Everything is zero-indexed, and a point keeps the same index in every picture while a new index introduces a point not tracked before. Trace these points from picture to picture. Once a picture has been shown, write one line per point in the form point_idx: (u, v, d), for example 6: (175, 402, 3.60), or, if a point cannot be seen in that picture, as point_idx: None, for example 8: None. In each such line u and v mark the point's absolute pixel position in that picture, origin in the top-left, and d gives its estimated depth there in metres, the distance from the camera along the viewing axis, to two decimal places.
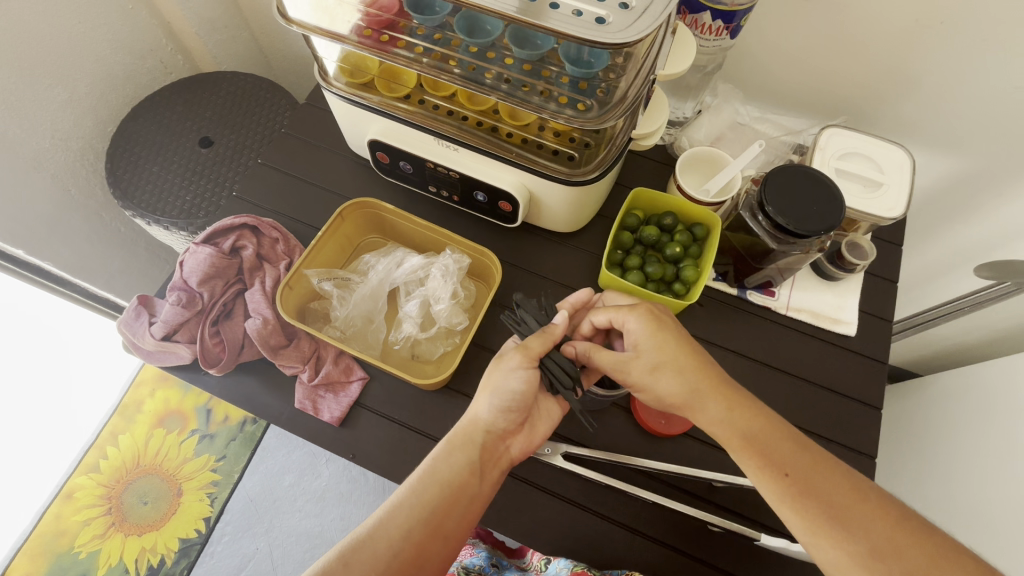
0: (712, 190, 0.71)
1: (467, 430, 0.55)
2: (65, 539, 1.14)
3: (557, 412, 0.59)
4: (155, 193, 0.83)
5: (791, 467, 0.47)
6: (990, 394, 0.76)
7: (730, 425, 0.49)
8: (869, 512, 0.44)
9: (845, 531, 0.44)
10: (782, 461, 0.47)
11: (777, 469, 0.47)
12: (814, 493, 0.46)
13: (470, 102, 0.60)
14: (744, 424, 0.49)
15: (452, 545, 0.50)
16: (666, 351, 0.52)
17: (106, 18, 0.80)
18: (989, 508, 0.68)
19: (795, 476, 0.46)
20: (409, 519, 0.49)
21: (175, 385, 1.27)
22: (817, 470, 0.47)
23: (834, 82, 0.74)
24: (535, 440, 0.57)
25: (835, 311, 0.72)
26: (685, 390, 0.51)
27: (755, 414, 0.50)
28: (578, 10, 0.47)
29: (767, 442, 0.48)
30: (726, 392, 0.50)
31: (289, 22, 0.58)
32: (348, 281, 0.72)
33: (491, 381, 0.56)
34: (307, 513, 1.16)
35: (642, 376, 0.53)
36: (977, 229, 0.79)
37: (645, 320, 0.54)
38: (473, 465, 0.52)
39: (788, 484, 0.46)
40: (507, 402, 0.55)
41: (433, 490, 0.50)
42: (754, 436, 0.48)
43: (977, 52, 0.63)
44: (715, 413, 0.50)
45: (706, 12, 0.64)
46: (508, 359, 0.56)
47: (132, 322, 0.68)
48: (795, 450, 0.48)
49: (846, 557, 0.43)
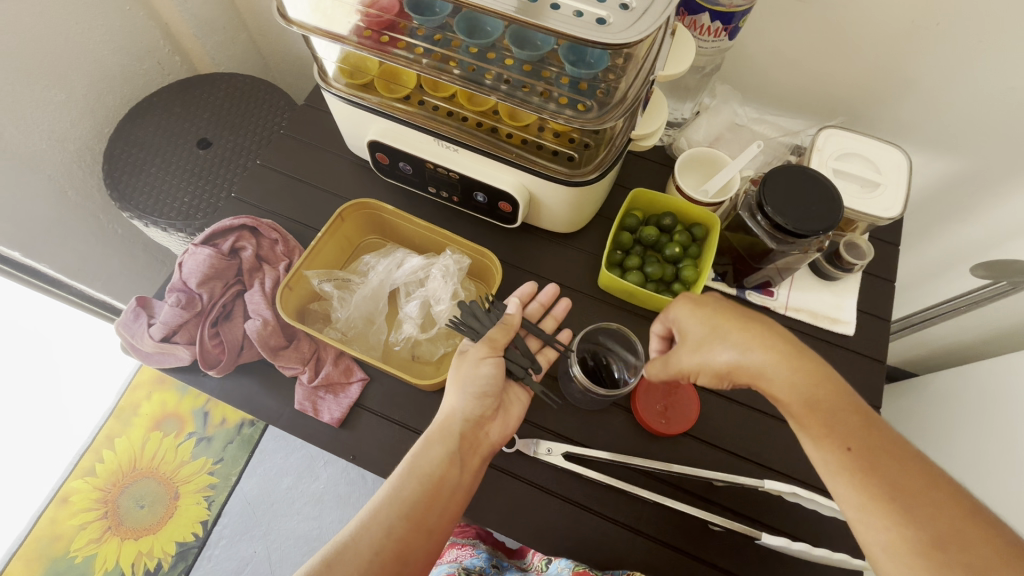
0: (711, 191, 0.71)
1: (443, 423, 0.55)
2: (60, 543, 1.13)
3: (525, 396, 0.60)
4: (152, 194, 0.82)
5: (855, 442, 0.45)
6: (990, 392, 0.76)
7: (792, 389, 0.47)
8: (937, 499, 0.41)
9: (902, 514, 0.41)
10: (845, 435, 0.45)
11: (838, 442, 0.45)
12: (877, 473, 0.43)
13: (469, 103, 0.61)
14: (809, 388, 0.47)
15: (437, 539, 0.50)
16: (708, 320, 0.52)
17: (104, 19, 0.80)
18: (989, 505, 0.69)
19: (858, 451, 0.44)
20: (390, 516, 0.48)
21: (172, 387, 1.26)
22: (885, 451, 0.44)
23: (832, 84, 0.75)
24: (511, 423, 0.58)
25: (835, 310, 0.72)
26: (736, 352, 0.49)
27: (821, 379, 0.47)
28: (578, 11, 0.47)
29: (832, 413, 0.46)
30: (787, 352, 0.48)
31: (289, 23, 0.58)
32: (348, 282, 0.72)
33: (460, 375, 0.57)
34: (305, 515, 1.15)
35: (693, 355, 0.52)
36: (973, 229, 0.79)
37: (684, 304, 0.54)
38: (452, 456, 0.52)
39: (848, 458, 0.44)
40: (480, 389, 0.56)
41: (414, 485, 0.50)
42: (818, 402, 0.46)
43: (972, 53, 0.63)
44: (783, 375, 0.47)
45: (705, 13, 0.65)
46: (472, 353, 0.57)
47: (131, 323, 0.68)
48: (863, 426, 0.45)
49: (895, 539, 0.41)
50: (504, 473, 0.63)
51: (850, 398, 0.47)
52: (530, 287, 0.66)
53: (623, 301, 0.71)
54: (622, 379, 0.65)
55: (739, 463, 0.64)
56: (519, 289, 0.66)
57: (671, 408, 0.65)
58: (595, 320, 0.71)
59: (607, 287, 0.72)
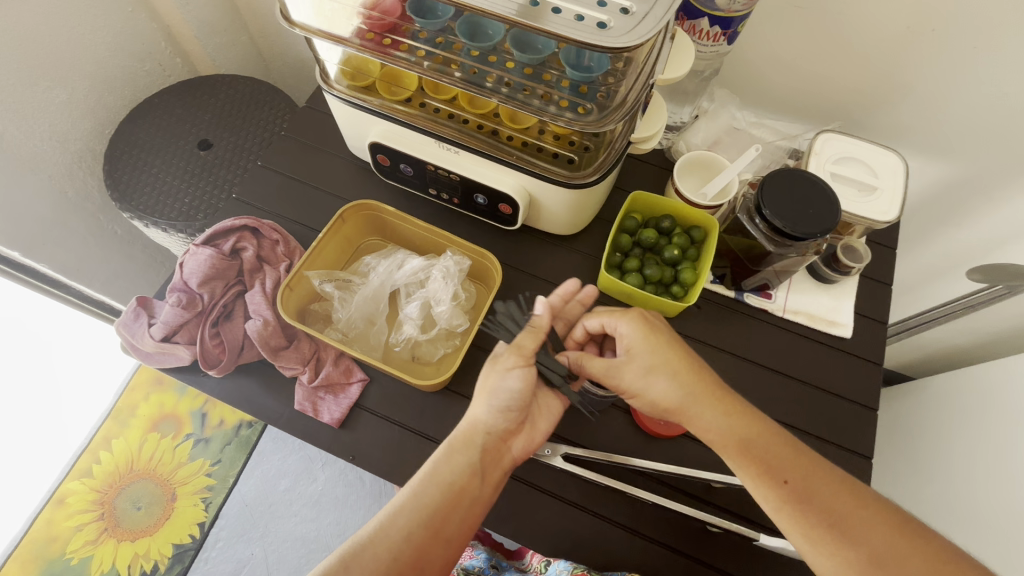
0: (710, 194, 0.72)
1: (467, 432, 0.54)
2: (56, 545, 1.12)
3: (557, 408, 0.60)
4: (152, 195, 0.83)
5: (790, 475, 0.47)
6: (984, 396, 0.77)
7: (727, 431, 0.49)
8: (867, 519, 0.44)
9: (844, 538, 0.44)
10: (780, 469, 0.47)
11: (776, 476, 0.47)
12: (813, 503, 0.45)
13: (470, 105, 0.61)
14: (743, 429, 0.49)
15: (454, 548, 0.50)
16: (660, 352, 0.52)
17: (106, 21, 0.80)
18: (988, 508, 0.69)
19: (793, 483, 0.46)
20: (410, 522, 0.49)
21: (169, 389, 1.25)
22: (818, 479, 0.46)
23: (830, 89, 0.76)
24: (535, 438, 0.57)
25: (832, 313, 0.72)
26: (680, 393, 0.51)
27: (748, 416, 0.50)
28: (579, 14, 0.48)
29: (766, 451, 0.48)
30: (723, 397, 0.51)
31: (293, 25, 0.58)
32: (349, 283, 0.73)
33: (487, 385, 0.56)
34: (303, 517, 1.15)
35: (636, 381, 0.53)
36: (969, 233, 0.80)
37: (637, 323, 0.54)
38: (474, 467, 0.52)
39: (787, 491, 0.46)
40: (503, 403, 0.55)
41: (435, 492, 0.50)
42: (751, 441, 0.48)
43: (968, 59, 0.64)
44: (714, 419, 0.50)
45: (704, 18, 0.65)
46: (502, 361, 0.56)
47: (131, 323, 0.68)
48: (794, 458, 0.48)
49: (843, 564, 0.43)
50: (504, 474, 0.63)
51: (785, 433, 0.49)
52: (575, 287, 0.62)
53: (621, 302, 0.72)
54: None
55: None
56: (562, 284, 0.63)
57: None
58: None
59: (607, 289, 0.72)
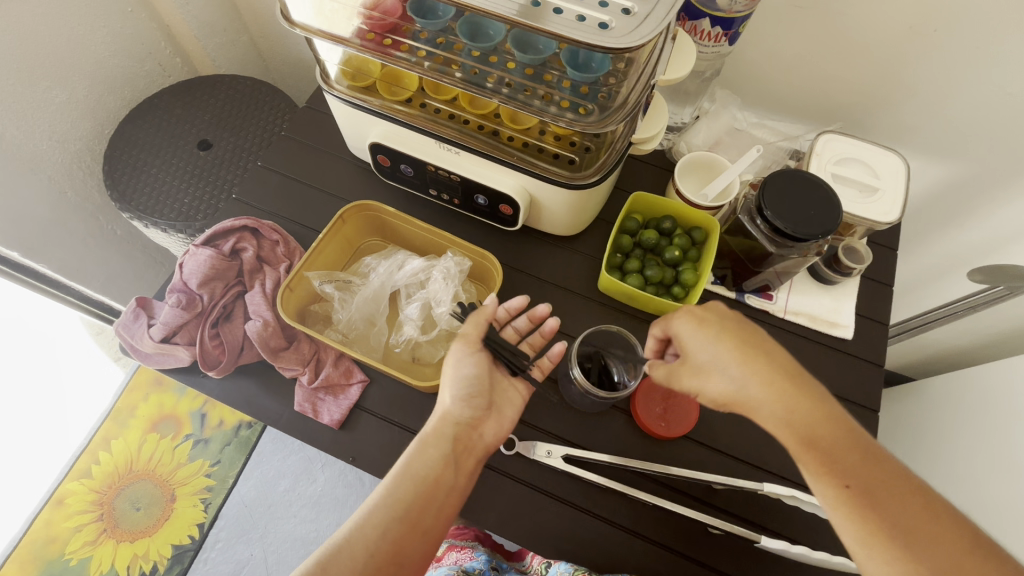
0: (710, 195, 0.72)
1: (436, 424, 0.55)
2: (55, 545, 1.12)
3: (519, 399, 0.60)
4: (152, 195, 0.82)
5: (854, 480, 0.45)
6: (986, 397, 0.77)
7: (788, 426, 0.47)
8: (935, 534, 0.43)
9: (902, 548, 0.43)
10: (846, 472, 0.45)
11: (838, 479, 0.45)
12: (874, 509, 0.44)
13: (471, 105, 0.62)
14: (809, 427, 0.47)
15: (431, 541, 0.50)
16: (710, 349, 0.51)
17: (106, 20, 0.80)
18: (990, 509, 0.69)
19: (855, 489, 0.45)
20: (384, 518, 0.49)
21: (168, 389, 1.25)
22: (884, 486, 0.45)
23: (831, 89, 0.75)
24: (505, 424, 0.58)
25: (833, 314, 0.72)
26: (735, 388, 0.49)
27: (821, 414, 0.47)
28: (581, 15, 0.48)
29: (830, 451, 0.46)
30: (782, 388, 0.48)
31: (293, 25, 0.58)
32: (349, 284, 0.72)
33: (447, 375, 0.57)
34: (303, 518, 1.15)
35: (691, 381, 0.52)
36: (970, 234, 0.80)
37: (687, 322, 0.52)
38: (446, 458, 0.53)
39: (847, 495, 0.45)
40: (466, 390, 0.56)
41: (407, 487, 0.50)
42: (821, 441, 0.47)
43: (970, 60, 0.64)
44: (776, 413, 0.48)
45: (705, 19, 0.65)
46: (455, 352, 0.58)
47: (130, 324, 0.68)
48: (862, 462, 0.46)
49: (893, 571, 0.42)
50: (504, 475, 0.63)
51: (856, 434, 0.47)
52: (520, 303, 0.64)
53: (621, 303, 0.72)
54: (620, 383, 0.64)
55: (738, 465, 0.65)
56: (512, 300, 0.65)
57: (671, 411, 0.65)
58: (596, 322, 0.72)
59: (607, 290, 0.72)
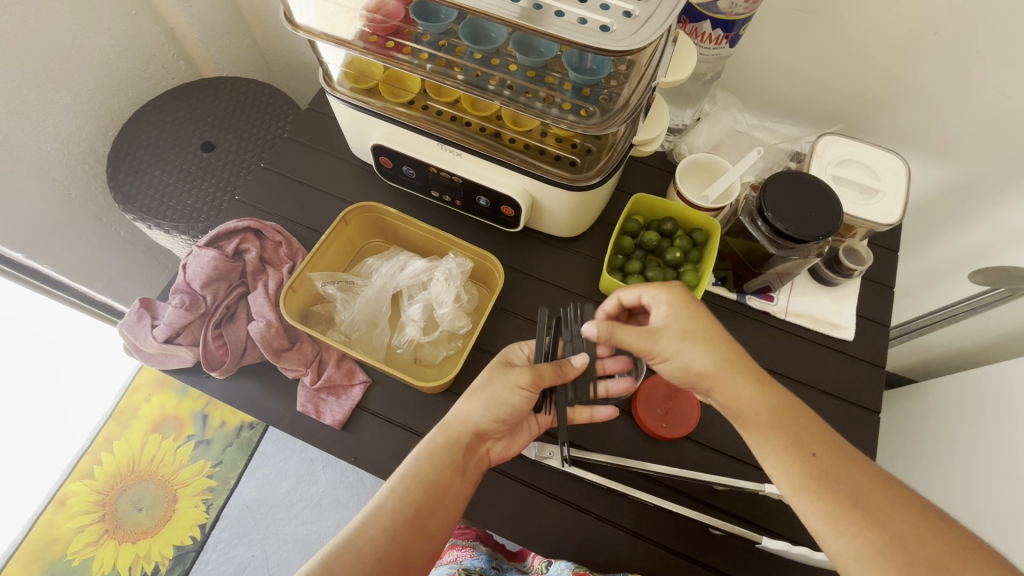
0: (712, 197, 0.72)
1: (453, 430, 0.54)
2: (57, 546, 1.12)
3: (536, 430, 0.60)
4: (155, 197, 0.83)
5: (820, 450, 0.47)
6: (986, 398, 0.77)
7: (763, 401, 0.49)
8: (895, 502, 0.44)
9: (868, 522, 0.43)
10: (811, 443, 0.47)
11: (805, 449, 0.47)
12: (839, 479, 0.45)
13: (473, 107, 0.63)
14: (778, 401, 0.49)
15: (436, 545, 0.51)
16: (694, 323, 0.51)
17: (110, 23, 0.81)
18: (990, 510, 0.69)
19: (823, 457, 0.46)
20: (394, 521, 0.49)
21: (171, 390, 1.26)
22: (847, 458, 0.46)
23: (830, 92, 0.76)
24: (514, 449, 0.58)
25: (834, 316, 0.72)
26: (716, 362, 0.50)
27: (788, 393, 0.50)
28: (582, 18, 0.48)
29: (798, 422, 0.48)
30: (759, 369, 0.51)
31: (296, 28, 0.58)
32: (351, 285, 0.73)
33: (490, 388, 0.55)
34: (304, 519, 1.15)
35: (670, 344, 0.51)
36: (970, 236, 0.80)
37: (675, 294, 0.53)
38: (456, 466, 0.53)
39: (814, 462, 0.46)
40: (502, 415, 0.55)
41: (417, 491, 0.51)
42: (788, 410, 0.48)
43: (968, 63, 0.65)
44: (744, 389, 0.49)
45: (706, 21, 0.65)
46: (513, 376, 0.55)
47: (134, 325, 0.68)
48: (826, 435, 0.48)
49: (862, 546, 0.42)
50: (506, 476, 0.63)
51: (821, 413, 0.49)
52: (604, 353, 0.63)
53: None
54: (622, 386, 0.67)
55: (738, 466, 0.65)
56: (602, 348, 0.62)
57: (672, 412, 0.65)
58: None
59: (608, 291, 0.72)
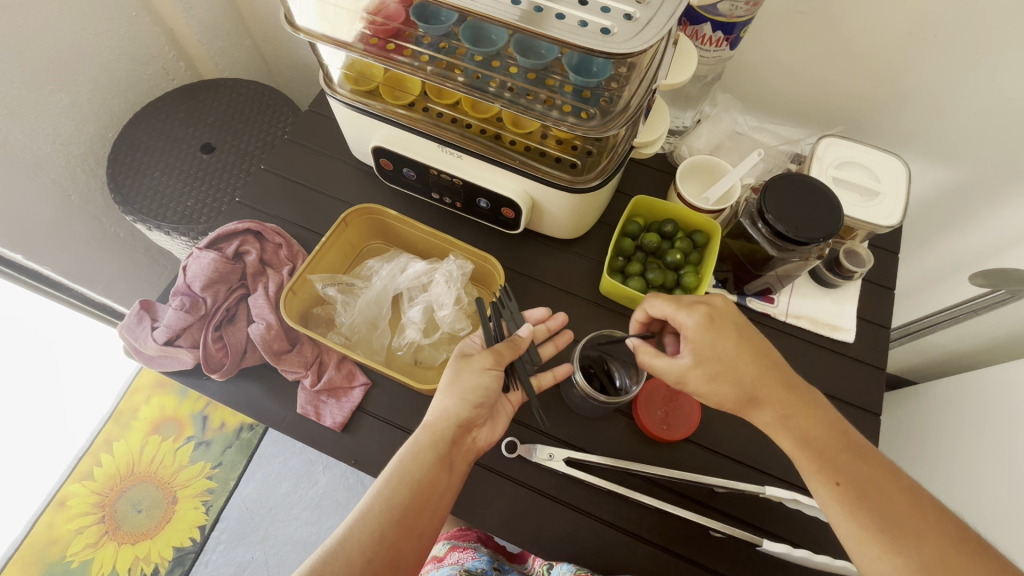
0: (712, 198, 0.71)
1: (435, 427, 0.54)
2: (56, 548, 1.12)
3: (511, 410, 0.60)
4: (156, 198, 0.83)
5: (844, 478, 0.48)
6: (986, 401, 0.77)
7: (787, 428, 0.51)
8: (923, 528, 0.45)
9: (893, 547, 0.45)
10: (836, 470, 0.49)
11: (828, 476, 0.49)
12: (864, 505, 0.47)
13: (473, 110, 0.62)
14: (808, 428, 0.51)
15: (426, 541, 0.51)
16: (723, 362, 0.52)
17: (110, 24, 0.81)
18: (990, 514, 0.69)
19: (847, 485, 0.48)
20: (381, 522, 0.49)
21: (171, 391, 1.26)
22: (871, 485, 0.48)
23: (830, 94, 0.76)
24: (500, 430, 0.58)
25: (834, 317, 0.72)
26: (741, 396, 0.52)
27: (814, 417, 0.52)
28: (583, 20, 0.48)
29: (824, 449, 0.50)
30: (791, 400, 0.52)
31: (297, 30, 0.58)
32: (352, 286, 0.72)
33: (460, 379, 0.56)
34: (304, 521, 1.15)
35: (701, 386, 0.53)
36: (970, 238, 0.80)
37: (703, 326, 0.53)
38: (441, 461, 0.53)
39: (839, 492, 0.48)
40: (478, 398, 0.55)
41: (404, 491, 0.51)
42: (814, 438, 0.51)
43: (969, 64, 0.64)
44: (767, 415, 0.52)
45: (706, 24, 0.66)
46: (476, 360, 0.56)
47: (134, 327, 0.68)
48: (852, 462, 0.49)
49: (887, 569, 0.45)
50: (506, 477, 0.63)
51: (842, 432, 0.51)
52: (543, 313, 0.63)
53: (624, 307, 0.72)
54: (623, 388, 0.64)
55: (739, 468, 0.65)
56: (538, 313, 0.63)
57: (672, 415, 0.65)
58: (597, 325, 0.72)
59: (609, 293, 0.72)
